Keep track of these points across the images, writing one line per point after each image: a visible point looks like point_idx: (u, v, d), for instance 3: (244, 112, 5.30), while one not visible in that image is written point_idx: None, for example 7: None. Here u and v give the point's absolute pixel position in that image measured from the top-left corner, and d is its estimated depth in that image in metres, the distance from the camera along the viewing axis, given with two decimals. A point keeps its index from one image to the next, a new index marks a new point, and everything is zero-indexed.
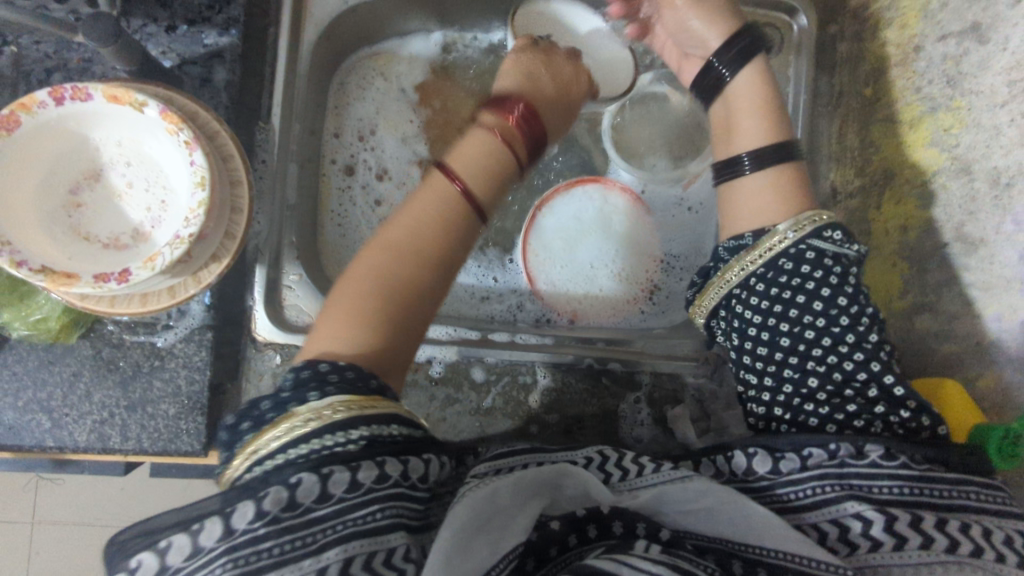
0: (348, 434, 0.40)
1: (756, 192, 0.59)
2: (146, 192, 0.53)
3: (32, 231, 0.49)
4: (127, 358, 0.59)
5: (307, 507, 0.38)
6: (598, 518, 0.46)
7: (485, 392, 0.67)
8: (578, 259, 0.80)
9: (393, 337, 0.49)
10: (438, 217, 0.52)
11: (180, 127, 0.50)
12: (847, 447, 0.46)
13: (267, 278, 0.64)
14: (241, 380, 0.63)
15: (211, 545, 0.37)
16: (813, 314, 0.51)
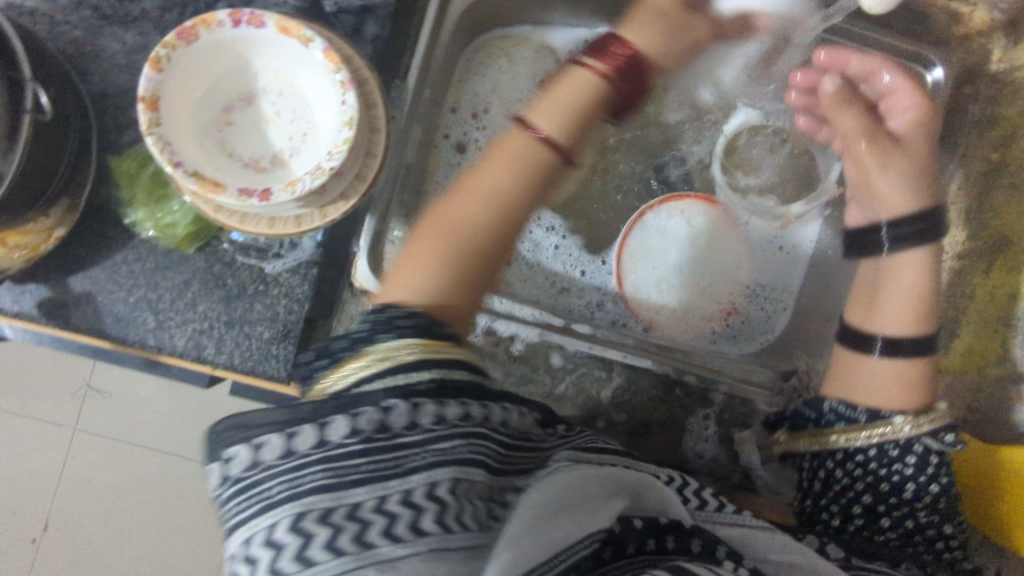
0: (450, 372, 0.42)
1: (881, 376, 0.63)
2: (291, 123, 0.56)
3: (189, 138, 0.51)
4: (235, 277, 0.62)
5: (397, 431, 0.39)
6: (678, 531, 0.48)
7: (559, 378, 0.69)
8: (665, 269, 0.79)
9: (465, 294, 0.51)
10: (504, 181, 0.54)
11: (340, 67, 0.53)
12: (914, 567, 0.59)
13: (374, 228, 0.66)
14: (334, 321, 0.66)
15: (301, 451, 0.38)
16: (904, 478, 0.58)
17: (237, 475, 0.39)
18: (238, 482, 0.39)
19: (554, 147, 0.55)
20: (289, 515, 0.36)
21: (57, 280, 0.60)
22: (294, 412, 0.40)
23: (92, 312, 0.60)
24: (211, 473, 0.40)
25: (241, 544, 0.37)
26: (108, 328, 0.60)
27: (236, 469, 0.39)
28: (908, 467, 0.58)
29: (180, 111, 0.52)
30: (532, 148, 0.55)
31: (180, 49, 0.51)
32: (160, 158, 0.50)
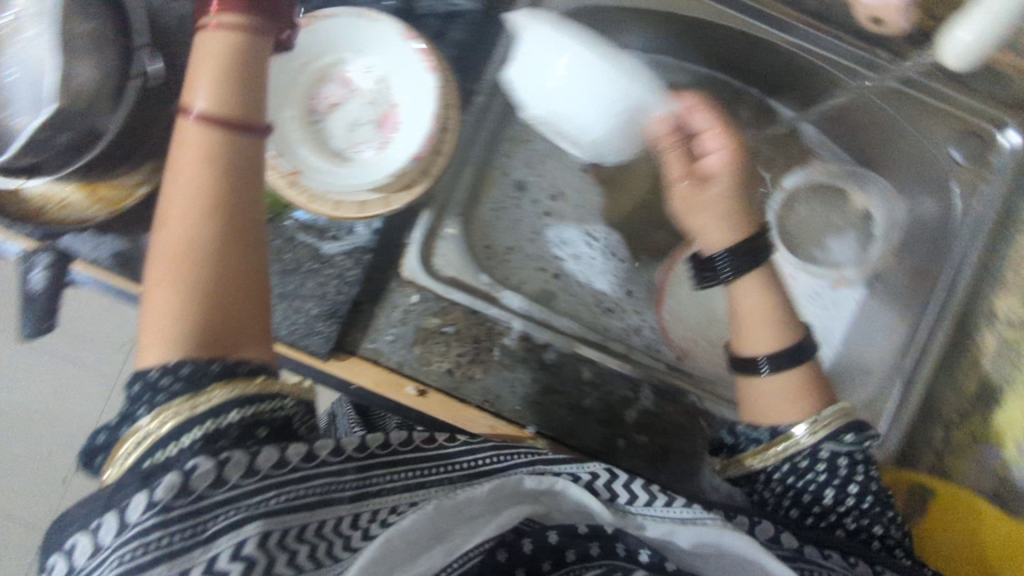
0: (221, 419, 0.44)
1: (773, 392, 0.66)
2: (366, 111, 0.60)
3: (279, 122, 0.58)
4: (295, 254, 0.65)
5: (198, 495, 0.42)
6: (597, 529, 0.53)
7: (587, 392, 0.70)
8: (708, 314, 0.82)
9: (245, 324, 0.49)
10: (212, 177, 0.49)
11: (423, 53, 0.58)
12: (862, 565, 0.58)
13: (429, 224, 0.69)
14: (377, 306, 0.67)
15: (103, 546, 0.40)
16: None
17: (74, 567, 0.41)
18: (83, 572, 0.41)
19: (215, 123, 0.50)
20: None
21: (132, 234, 0.62)
22: (109, 499, 0.42)
23: None
24: (46, 573, 0.42)
25: None
26: None
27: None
28: (820, 474, 0.61)
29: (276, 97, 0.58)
30: (224, 148, 0.50)
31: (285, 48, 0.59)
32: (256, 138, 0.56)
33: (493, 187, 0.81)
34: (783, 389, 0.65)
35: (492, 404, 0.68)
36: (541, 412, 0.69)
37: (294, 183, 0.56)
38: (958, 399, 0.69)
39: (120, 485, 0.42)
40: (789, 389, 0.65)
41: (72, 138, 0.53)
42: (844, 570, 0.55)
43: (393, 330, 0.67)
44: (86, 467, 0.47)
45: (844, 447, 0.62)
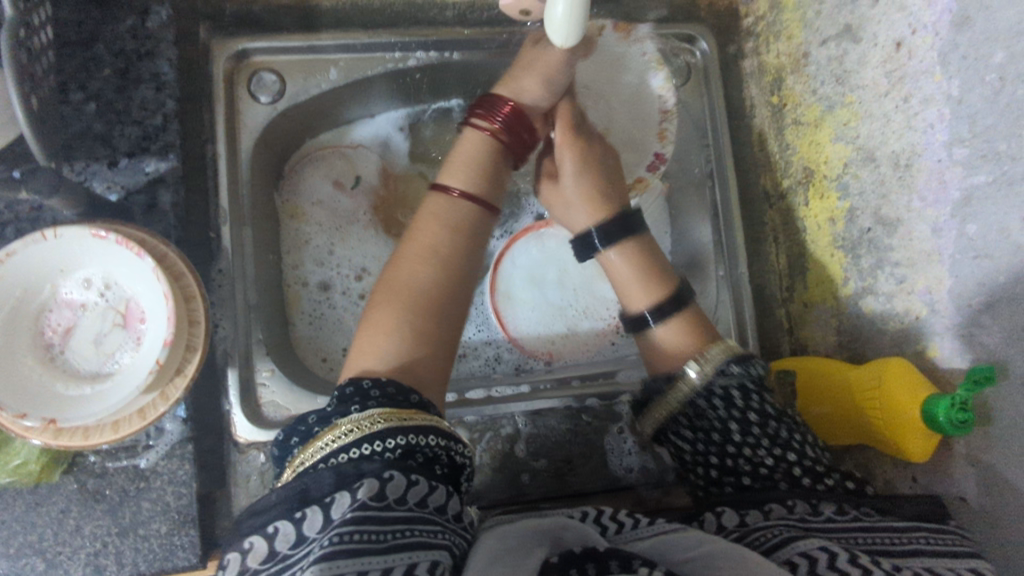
0: (420, 438, 0.44)
1: (670, 338, 0.61)
2: (111, 320, 0.57)
3: (17, 386, 0.52)
4: (113, 485, 0.60)
5: (390, 503, 0.38)
6: (596, 555, 0.40)
7: (472, 449, 0.68)
8: (545, 305, 0.79)
9: (427, 353, 0.54)
10: (442, 241, 0.59)
11: (129, 244, 0.54)
12: (804, 508, 0.50)
13: (240, 379, 0.66)
14: (230, 485, 0.64)
15: (311, 536, 0.37)
16: (744, 422, 0.54)
17: None
18: None
19: (468, 197, 0.61)
20: None
21: None
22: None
23: None
24: (224, 569, 0.38)
25: None
26: None
27: None
28: (720, 409, 0.54)
29: None
30: (453, 205, 0.60)
31: None
32: (5, 414, 0.50)
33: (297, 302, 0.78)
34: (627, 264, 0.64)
35: None
36: None
37: (60, 431, 0.52)
38: (779, 279, 0.73)
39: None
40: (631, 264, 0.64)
41: None
42: (805, 531, 0.47)
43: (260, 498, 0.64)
44: (280, 456, 0.47)
45: (733, 380, 0.55)
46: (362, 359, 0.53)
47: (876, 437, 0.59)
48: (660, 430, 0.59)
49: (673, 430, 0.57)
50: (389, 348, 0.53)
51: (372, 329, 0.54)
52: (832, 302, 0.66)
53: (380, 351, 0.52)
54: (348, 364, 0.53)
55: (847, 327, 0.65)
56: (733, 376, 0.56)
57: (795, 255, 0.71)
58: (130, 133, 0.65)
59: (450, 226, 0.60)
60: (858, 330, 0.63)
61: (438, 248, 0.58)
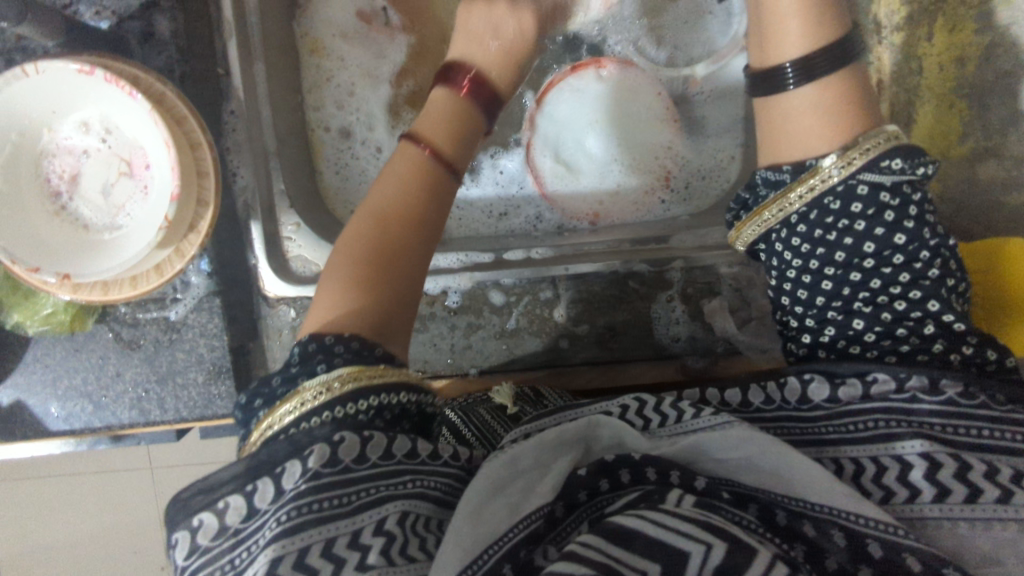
0: (389, 397, 0.41)
1: (803, 111, 0.49)
2: (116, 168, 0.52)
3: (26, 239, 0.49)
4: (147, 335, 0.60)
5: (347, 465, 0.38)
6: (630, 462, 0.42)
7: (508, 311, 0.65)
8: (591, 153, 0.70)
9: (393, 297, 0.47)
10: (422, 160, 0.53)
11: (121, 82, 0.48)
12: (919, 381, 0.43)
13: (265, 233, 0.62)
14: (262, 341, 0.63)
15: (262, 510, 0.37)
16: (865, 261, 0.45)
17: (186, 561, 0.37)
18: (187, 568, 0.37)
19: (474, 96, 0.59)
20: None
21: None
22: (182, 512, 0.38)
23: (31, 419, 0.59)
24: (174, 547, 0.37)
25: None
26: (54, 424, 0.59)
27: (188, 556, 0.37)
28: (861, 221, 0.45)
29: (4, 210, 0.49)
30: (456, 110, 0.57)
31: None
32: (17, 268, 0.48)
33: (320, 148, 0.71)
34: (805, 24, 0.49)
35: (425, 370, 0.65)
36: (474, 353, 0.65)
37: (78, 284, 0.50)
38: None
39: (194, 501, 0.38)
40: (822, 102, 0.48)
41: None
42: (912, 428, 0.42)
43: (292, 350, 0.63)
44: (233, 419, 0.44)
45: (882, 179, 0.45)
46: (316, 317, 0.46)
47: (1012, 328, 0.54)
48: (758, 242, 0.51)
49: (774, 242, 0.49)
50: (347, 297, 0.45)
51: (327, 280, 0.47)
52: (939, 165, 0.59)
53: (334, 306, 0.45)
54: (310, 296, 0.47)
55: (954, 195, 0.58)
56: (881, 176, 0.45)
57: (899, 106, 0.59)
58: None
59: None
60: (969, 199, 0.57)
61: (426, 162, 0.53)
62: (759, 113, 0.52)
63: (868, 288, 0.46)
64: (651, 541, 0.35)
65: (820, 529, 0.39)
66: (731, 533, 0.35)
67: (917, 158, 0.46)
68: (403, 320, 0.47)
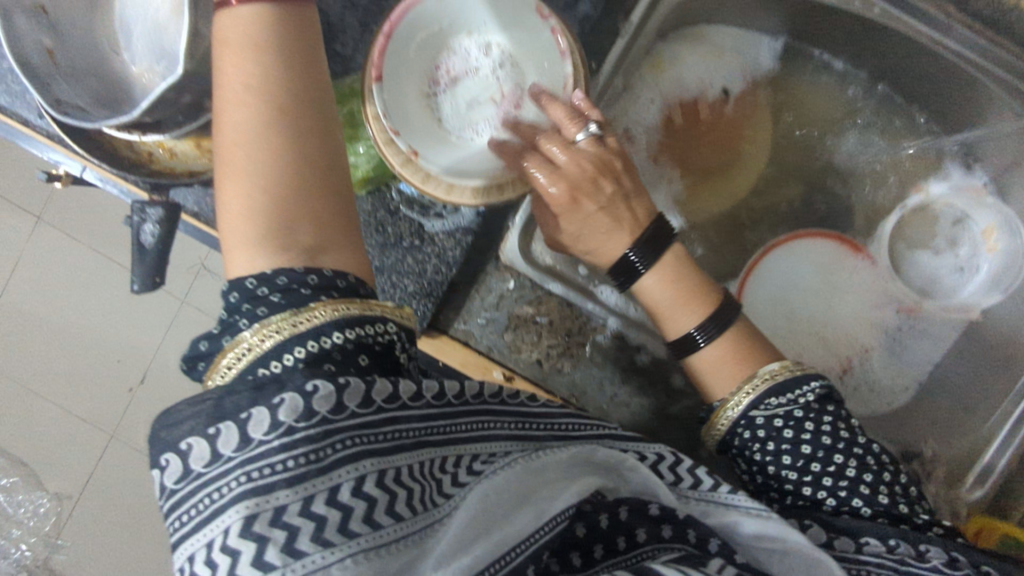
0: (374, 330, 0.43)
1: (724, 373, 0.55)
2: (491, 96, 0.59)
3: (400, 105, 0.56)
4: (396, 228, 0.63)
5: (322, 418, 0.39)
6: (675, 520, 0.47)
7: (676, 398, 0.68)
8: (792, 307, 0.75)
9: (310, 237, 0.44)
10: (267, 63, 0.44)
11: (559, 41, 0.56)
12: (908, 550, 0.49)
13: (532, 210, 0.64)
14: (472, 290, 0.66)
15: (258, 438, 0.38)
16: (835, 463, 0.52)
17: (172, 486, 0.38)
18: (199, 478, 0.37)
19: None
20: (241, 519, 0.36)
21: None
22: (222, 408, 0.38)
23: None
24: (165, 470, 0.38)
25: (208, 545, 0.36)
26: None
27: (177, 480, 0.38)
28: (822, 437, 0.52)
29: (399, 73, 0.56)
30: (272, 23, 0.45)
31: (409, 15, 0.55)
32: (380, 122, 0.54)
33: None
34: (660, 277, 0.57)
35: (577, 399, 0.67)
36: (626, 412, 0.67)
37: (393, 142, 0.55)
38: None
39: (232, 391, 0.39)
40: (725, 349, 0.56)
41: (193, 100, 0.52)
42: None
43: (487, 313, 0.66)
44: (188, 376, 0.45)
45: (834, 411, 0.53)
46: (246, 264, 0.43)
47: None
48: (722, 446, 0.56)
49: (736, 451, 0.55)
50: (274, 258, 0.43)
51: (237, 217, 0.43)
52: None
53: (258, 264, 0.43)
54: (221, 244, 0.45)
55: None
56: (779, 404, 0.53)
57: None
58: None
59: (284, 59, 0.45)
60: None
61: (275, 83, 0.44)
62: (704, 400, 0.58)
63: (830, 487, 0.52)
64: None
65: None
66: None
67: (806, 379, 0.54)
68: (341, 239, 0.46)
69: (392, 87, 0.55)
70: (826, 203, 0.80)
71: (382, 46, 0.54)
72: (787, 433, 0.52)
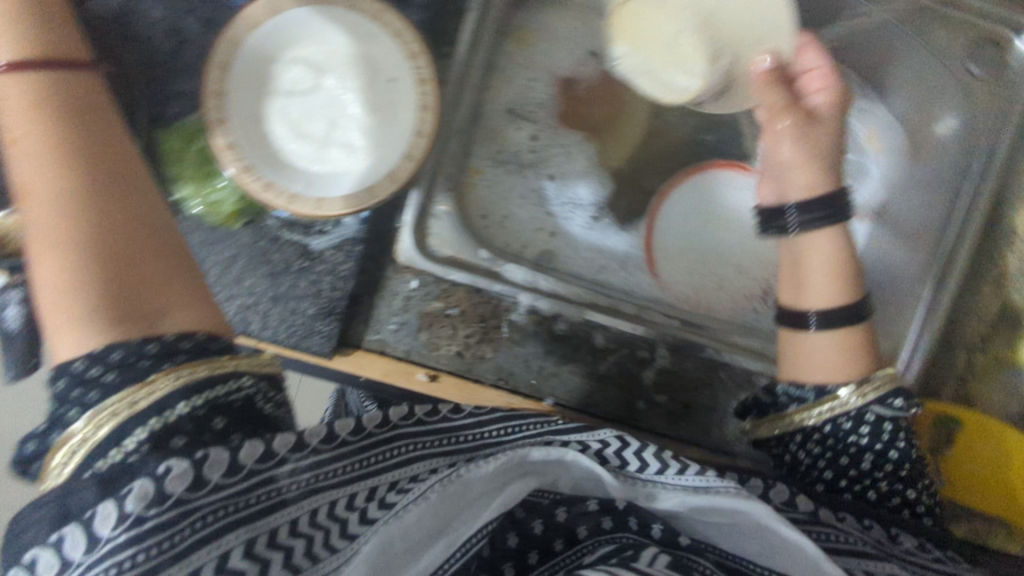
0: (219, 389, 0.47)
1: (826, 349, 0.64)
2: (349, 93, 0.55)
3: (253, 134, 0.54)
4: (282, 253, 0.61)
5: (199, 484, 0.44)
6: (579, 502, 0.56)
7: (603, 358, 0.68)
8: (700, 246, 0.77)
9: (138, 301, 0.48)
10: (45, 139, 0.50)
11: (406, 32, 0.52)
12: (883, 532, 0.59)
13: (419, 203, 0.65)
14: (376, 297, 0.65)
15: (171, 495, 0.43)
16: (880, 457, 0.61)
17: None
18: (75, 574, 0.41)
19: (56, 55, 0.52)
20: None
21: None
22: (66, 506, 0.42)
23: None
24: None
25: None
26: None
27: None
28: (864, 436, 0.60)
29: (245, 103, 0.54)
30: (50, 91, 0.51)
31: (240, 50, 0.53)
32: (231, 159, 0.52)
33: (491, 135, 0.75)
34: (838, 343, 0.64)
35: (505, 381, 0.67)
36: (557, 382, 0.67)
37: (250, 169, 0.52)
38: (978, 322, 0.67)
39: (73, 489, 0.42)
40: (838, 344, 0.64)
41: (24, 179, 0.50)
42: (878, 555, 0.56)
43: (397, 318, 0.65)
44: (21, 479, 0.47)
45: (890, 411, 0.60)
46: (69, 349, 0.46)
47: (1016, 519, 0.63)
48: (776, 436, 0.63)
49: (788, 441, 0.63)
50: (95, 335, 0.46)
51: (55, 316, 0.47)
52: None
53: (82, 344, 0.46)
54: (48, 332, 0.47)
55: None
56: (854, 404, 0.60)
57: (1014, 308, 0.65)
58: None
59: (57, 123, 0.50)
60: None
61: (63, 157, 0.49)
62: (780, 339, 0.67)
63: (879, 480, 0.61)
64: None
65: None
66: None
67: (906, 400, 0.61)
68: (166, 300, 0.49)
69: (242, 121, 0.53)
70: (714, 133, 0.80)
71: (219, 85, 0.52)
72: (855, 437, 0.61)
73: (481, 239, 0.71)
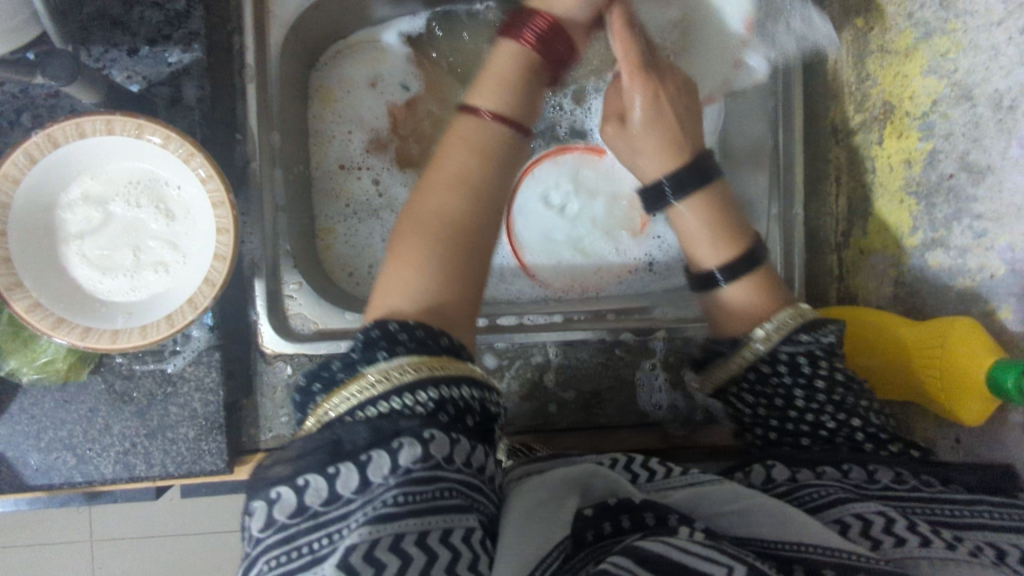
0: (451, 390, 0.43)
1: (739, 299, 0.60)
2: (146, 215, 0.55)
3: (63, 289, 0.53)
4: (140, 388, 0.59)
5: (438, 462, 0.40)
6: (631, 507, 0.44)
7: (499, 376, 0.67)
8: (573, 232, 0.76)
9: None
10: None
11: (178, 144, 0.52)
12: (860, 475, 0.50)
13: (267, 290, 0.63)
14: (257, 397, 0.64)
15: (347, 497, 0.38)
16: (826, 392, 0.54)
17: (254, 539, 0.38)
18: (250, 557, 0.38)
19: (501, 122, 0.57)
20: None
21: None
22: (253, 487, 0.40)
23: (9, 471, 0.58)
24: (251, 517, 0.39)
25: None
26: (32, 479, 0.58)
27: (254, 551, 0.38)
28: (790, 374, 0.55)
29: (45, 263, 0.53)
30: None
31: (15, 216, 0.52)
32: (41, 323, 0.50)
33: (325, 196, 0.73)
34: (748, 286, 0.60)
35: None
36: None
37: (62, 322, 0.51)
38: (835, 223, 0.69)
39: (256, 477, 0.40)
40: (754, 287, 0.60)
41: None
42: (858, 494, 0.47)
43: (286, 409, 0.65)
44: None
45: (801, 347, 0.55)
46: None
47: (935, 406, 0.62)
48: (726, 385, 0.59)
49: (738, 390, 0.58)
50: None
51: None
52: (893, 252, 0.64)
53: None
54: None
55: (907, 279, 0.64)
56: (802, 343, 0.55)
57: (859, 199, 0.67)
58: (151, 18, 0.61)
59: None
60: (918, 284, 0.63)
61: None
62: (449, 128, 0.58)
63: (834, 424, 0.54)
64: (679, 564, 0.37)
65: (811, 570, 0.40)
66: (749, 561, 0.38)
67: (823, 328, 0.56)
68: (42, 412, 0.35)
69: (48, 280, 0.53)
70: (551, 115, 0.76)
71: (16, 253, 0.51)
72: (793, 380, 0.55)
73: (347, 299, 0.70)
